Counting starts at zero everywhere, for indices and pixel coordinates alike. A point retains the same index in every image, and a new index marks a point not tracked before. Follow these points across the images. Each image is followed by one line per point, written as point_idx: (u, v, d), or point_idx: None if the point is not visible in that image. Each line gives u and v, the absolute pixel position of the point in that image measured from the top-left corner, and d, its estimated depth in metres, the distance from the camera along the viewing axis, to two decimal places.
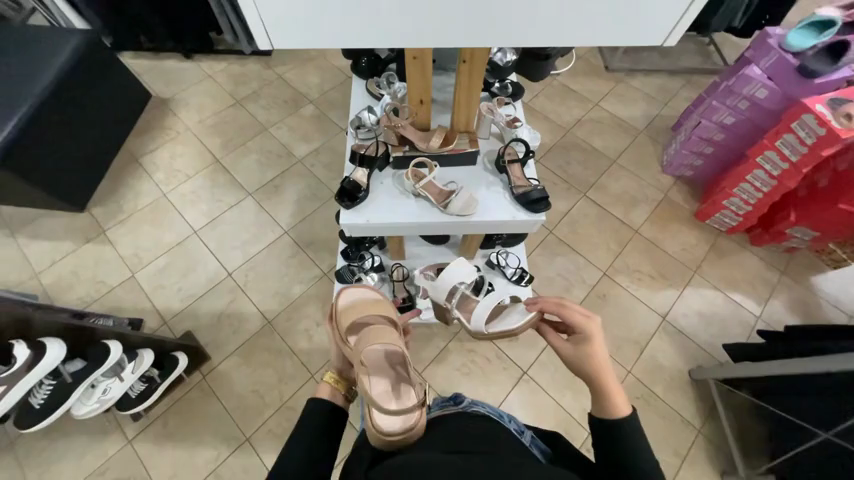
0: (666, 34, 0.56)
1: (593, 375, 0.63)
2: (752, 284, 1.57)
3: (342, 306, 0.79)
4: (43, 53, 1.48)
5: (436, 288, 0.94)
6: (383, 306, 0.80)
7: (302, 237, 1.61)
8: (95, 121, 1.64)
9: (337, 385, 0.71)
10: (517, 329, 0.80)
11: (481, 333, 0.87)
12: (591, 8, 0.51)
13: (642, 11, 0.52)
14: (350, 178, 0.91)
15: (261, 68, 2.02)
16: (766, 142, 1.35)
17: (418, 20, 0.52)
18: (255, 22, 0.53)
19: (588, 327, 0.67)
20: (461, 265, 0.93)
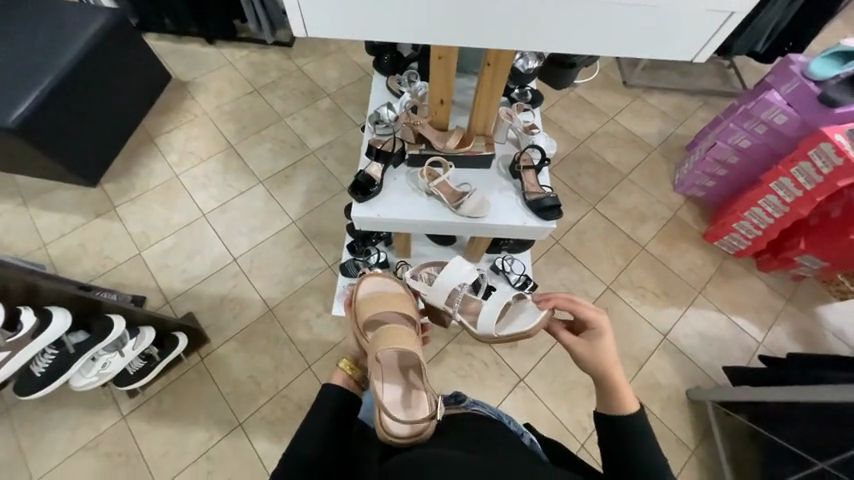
0: (696, 51, 0.56)
1: (602, 372, 0.63)
2: (756, 309, 1.56)
3: (363, 295, 0.81)
4: (71, 27, 1.50)
5: (435, 292, 0.92)
6: (402, 302, 0.81)
7: (309, 228, 1.61)
8: (116, 98, 1.66)
9: (351, 373, 0.72)
10: (529, 330, 0.82)
11: (490, 337, 0.88)
12: (628, 18, 0.51)
13: (678, 28, 0.52)
14: (364, 172, 0.92)
15: (282, 59, 2.03)
16: (781, 168, 1.35)
17: (455, 21, 0.52)
18: (291, 7, 0.52)
19: (599, 322, 0.68)
20: (461, 266, 0.92)
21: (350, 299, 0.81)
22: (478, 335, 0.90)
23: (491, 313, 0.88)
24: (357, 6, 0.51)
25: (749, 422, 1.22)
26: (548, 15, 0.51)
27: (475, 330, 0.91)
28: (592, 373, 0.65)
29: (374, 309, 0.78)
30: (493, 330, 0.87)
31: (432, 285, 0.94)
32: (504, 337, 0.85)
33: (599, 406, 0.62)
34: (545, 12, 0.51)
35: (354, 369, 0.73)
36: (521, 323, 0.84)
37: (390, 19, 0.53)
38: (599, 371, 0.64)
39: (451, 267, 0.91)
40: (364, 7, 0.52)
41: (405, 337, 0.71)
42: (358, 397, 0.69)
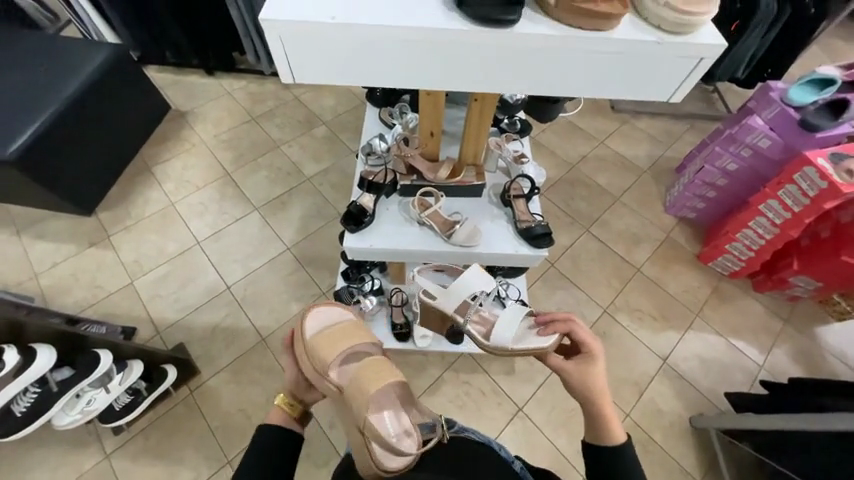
0: (672, 91, 0.57)
1: (590, 400, 0.62)
2: (755, 332, 1.54)
3: (315, 334, 0.77)
4: (74, 63, 1.55)
5: (445, 299, 0.86)
6: (362, 335, 0.77)
7: (303, 254, 1.61)
8: (114, 129, 1.68)
9: (295, 407, 0.72)
10: (549, 347, 0.69)
11: (504, 348, 0.77)
12: (604, 62, 0.52)
13: (653, 70, 0.54)
14: (357, 203, 0.92)
15: (279, 89, 2.09)
16: (769, 190, 1.36)
17: (438, 69, 0.54)
18: (279, 57, 0.54)
19: (592, 347, 0.67)
20: (476, 275, 0.84)
21: (299, 343, 0.76)
22: (488, 346, 0.80)
23: (511, 330, 0.78)
24: (338, 55, 0.52)
25: (754, 452, 1.18)
26: (526, 62, 0.53)
27: (486, 342, 0.81)
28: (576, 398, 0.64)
29: (332, 348, 0.73)
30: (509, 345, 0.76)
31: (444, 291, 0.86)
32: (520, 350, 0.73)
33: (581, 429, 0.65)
34: (524, 62, 0.52)
35: (293, 405, 0.73)
36: (536, 340, 0.71)
37: (374, 68, 0.54)
38: (587, 399, 0.62)
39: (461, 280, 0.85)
40: (348, 58, 0.53)
41: (380, 375, 0.71)
42: (299, 434, 0.70)
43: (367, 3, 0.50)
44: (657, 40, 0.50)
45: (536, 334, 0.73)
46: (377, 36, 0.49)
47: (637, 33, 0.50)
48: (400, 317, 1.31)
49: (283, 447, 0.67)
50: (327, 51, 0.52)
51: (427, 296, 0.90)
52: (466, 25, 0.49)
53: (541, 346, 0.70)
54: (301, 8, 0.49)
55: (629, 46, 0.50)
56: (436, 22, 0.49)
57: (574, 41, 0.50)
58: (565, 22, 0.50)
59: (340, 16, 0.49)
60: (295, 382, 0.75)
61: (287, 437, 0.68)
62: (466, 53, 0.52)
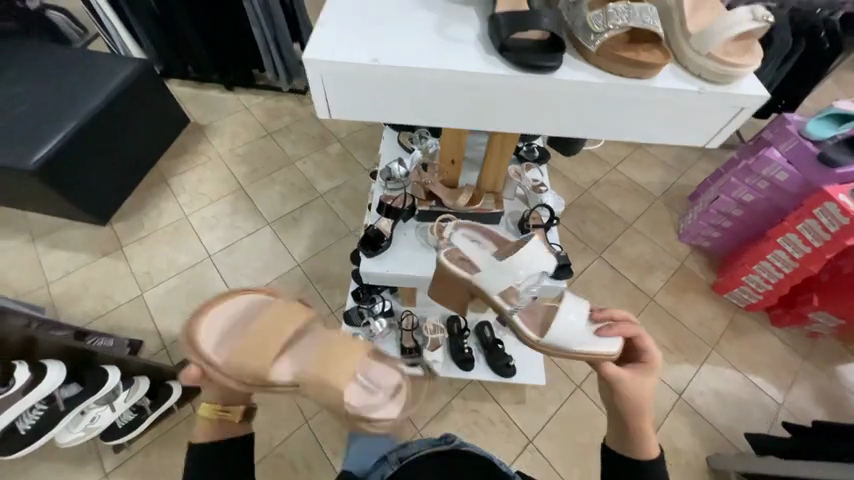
0: (712, 137, 0.56)
1: (639, 413, 0.61)
2: (773, 368, 1.50)
3: (220, 340, 0.64)
4: (101, 77, 1.59)
5: (491, 276, 0.75)
6: (287, 320, 0.65)
7: (313, 271, 1.61)
8: (135, 141, 1.72)
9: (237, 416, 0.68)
10: (615, 352, 0.64)
11: (563, 346, 0.69)
12: (643, 108, 0.52)
13: (693, 118, 0.53)
14: (374, 226, 0.93)
15: (296, 106, 2.12)
16: (787, 224, 1.34)
17: (473, 109, 0.54)
18: (317, 94, 0.54)
19: (653, 358, 0.65)
20: (538, 255, 0.72)
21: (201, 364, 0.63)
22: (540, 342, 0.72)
23: (574, 329, 0.68)
24: (375, 94, 0.53)
25: None
26: (563, 105, 0.52)
27: (538, 338, 0.73)
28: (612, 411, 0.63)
29: (253, 351, 0.62)
30: (567, 345, 0.68)
31: (493, 265, 0.76)
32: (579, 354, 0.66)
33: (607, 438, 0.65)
34: (561, 104, 0.52)
35: (220, 410, 0.67)
36: (601, 344, 0.65)
37: (409, 107, 0.54)
38: (637, 411, 0.61)
39: (520, 257, 0.72)
40: (383, 97, 0.53)
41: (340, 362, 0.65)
42: (243, 426, 0.70)
43: (407, 44, 0.50)
44: (700, 89, 0.50)
45: (597, 335, 0.66)
46: (417, 77, 0.49)
47: (679, 83, 0.50)
48: (410, 341, 1.28)
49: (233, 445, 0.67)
50: (365, 89, 0.52)
51: (465, 269, 0.80)
52: (505, 70, 0.49)
53: (608, 351, 0.64)
54: (343, 48, 0.49)
55: (672, 94, 0.50)
56: (476, 65, 0.49)
57: (617, 88, 0.49)
58: (606, 69, 0.50)
59: (381, 58, 0.49)
60: (216, 395, 0.66)
61: (231, 439, 0.68)
62: (505, 95, 0.51)
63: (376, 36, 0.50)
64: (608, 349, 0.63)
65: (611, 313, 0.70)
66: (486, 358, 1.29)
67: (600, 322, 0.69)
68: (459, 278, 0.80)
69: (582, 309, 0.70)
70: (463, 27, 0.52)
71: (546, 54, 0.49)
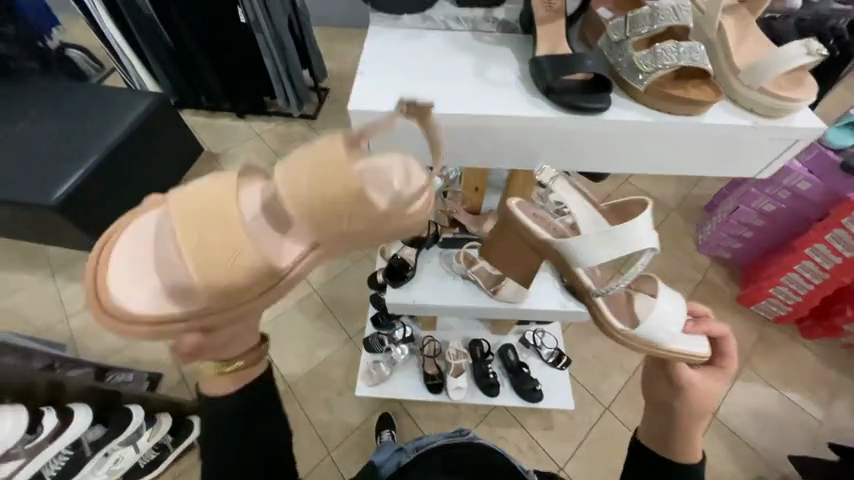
0: (764, 165, 0.68)
1: (703, 413, 0.62)
2: (808, 383, 1.45)
3: (148, 281, 0.48)
4: (118, 111, 1.61)
5: (591, 243, 0.68)
6: (203, 210, 0.46)
7: (330, 297, 1.59)
8: (151, 174, 1.74)
9: (242, 367, 0.52)
10: (705, 353, 0.66)
11: (650, 337, 0.69)
12: (704, 143, 0.65)
13: (746, 148, 0.66)
14: (398, 256, 0.94)
15: (306, 130, 2.13)
16: (814, 234, 1.31)
17: (558, 149, 0.67)
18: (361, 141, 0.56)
19: (728, 365, 0.67)
20: (646, 234, 0.66)
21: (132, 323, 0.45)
22: (624, 331, 0.74)
23: (670, 323, 0.70)
24: (474, 143, 0.66)
25: None
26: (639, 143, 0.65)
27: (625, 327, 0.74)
28: (666, 412, 0.64)
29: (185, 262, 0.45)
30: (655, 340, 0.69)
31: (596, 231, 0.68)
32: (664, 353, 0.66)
33: (644, 437, 0.66)
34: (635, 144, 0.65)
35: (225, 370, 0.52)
36: (693, 342, 0.67)
37: (500, 153, 0.68)
38: (702, 411, 0.62)
39: (632, 227, 0.65)
40: (478, 143, 0.66)
41: (337, 172, 0.45)
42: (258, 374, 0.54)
43: (497, 99, 0.63)
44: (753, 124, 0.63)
45: (685, 333, 0.70)
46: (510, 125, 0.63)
47: (732, 120, 0.63)
48: (432, 368, 1.26)
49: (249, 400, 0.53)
50: (464, 136, 0.66)
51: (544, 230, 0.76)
52: (585, 116, 0.62)
53: (700, 353, 0.66)
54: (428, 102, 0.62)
55: (728, 128, 0.63)
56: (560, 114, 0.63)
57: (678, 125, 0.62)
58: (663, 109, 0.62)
59: (475, 108, 0.62)
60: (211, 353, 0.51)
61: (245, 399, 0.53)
62: (558, 133, 0.65)
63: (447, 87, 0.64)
64: (701, 352, 0.65)
65: (694, 307, 0.75)
66: (511, 382, 1.26)
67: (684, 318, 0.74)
68: (540, 241, 0.74)
69: (677, 307, 0.73)
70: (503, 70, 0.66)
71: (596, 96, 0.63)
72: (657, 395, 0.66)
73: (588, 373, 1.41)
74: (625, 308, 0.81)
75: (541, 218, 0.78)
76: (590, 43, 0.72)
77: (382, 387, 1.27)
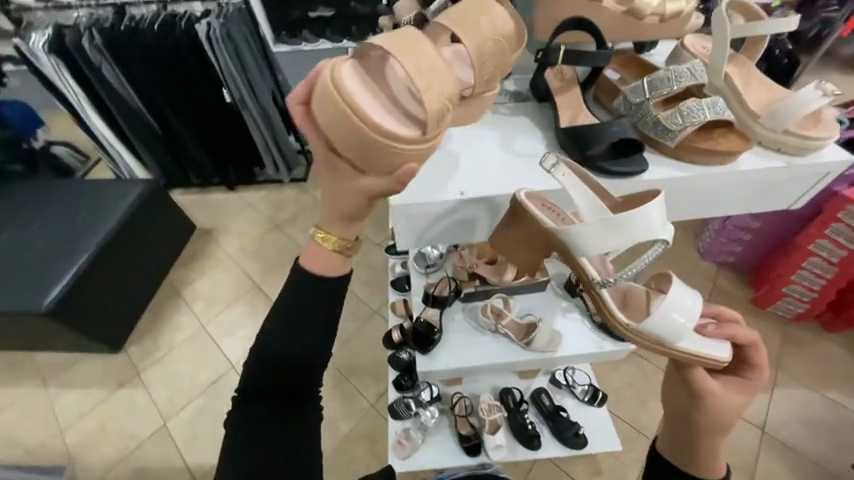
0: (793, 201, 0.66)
1: (726, 426, 0.54)
2: (845, 380, 1.41)
3: (370, 96, 0.47)
4: (108, 202, 1.58)
5: (594, 233, 0.55)
6: (410, 50, 0.45)
7: (343, 363, 1.52)
8: (146, 262, 1.70)
9: (347, 250, 0.51)
10: (727, 359, 0.56)
11: (662, 340, 0.60)
12: (739, 189, 0.61)
13: (778, 190, 0.63)
14: (422, 319, 0.92)
15: (298, 193, 2.13)
16: (814, 231, 1.32)
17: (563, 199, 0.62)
18: (400, 232, 0.60)
19: (759, 376, 0.57)
20: (657, 220, 0.53)
21: (378, 132, 0.44)
22: (630, 324, 0.65)
23: (681, 317, 0.59)
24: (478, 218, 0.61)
25: None
26: (682, 195, 0.60)
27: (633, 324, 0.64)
28: (684, 419, 0.56)
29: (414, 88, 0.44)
30: (664, 337, 0.60)
31: (598, 217, 0.55)
32: (671, 350, 0.59)
33: (662, 445, 0.59)
34: (680, 197, 0.61)
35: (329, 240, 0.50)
36: (708, 346, 0.57)
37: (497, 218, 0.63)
38: (722, 426, 0.54)
39: (640, 215, 0.52)
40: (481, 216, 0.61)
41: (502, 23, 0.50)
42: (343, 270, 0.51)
43: (495, 170, 0.60)
44: (786, 164, 0.60)
45: (701, 335, 0.59)
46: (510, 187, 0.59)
47: (765, 163, 0.60)
48: (466, 427, 1.18)
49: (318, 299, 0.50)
50: (465, 215, 0.60)
51: (550, 219, 0.60)
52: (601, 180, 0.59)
53: (718, 357, 0.56)
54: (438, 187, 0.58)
55: (762, 170, 0.60)
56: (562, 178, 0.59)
57: (713, 175, 0.59)
58: (686, 160, 0.60)
59: (468, 192, 0.58)
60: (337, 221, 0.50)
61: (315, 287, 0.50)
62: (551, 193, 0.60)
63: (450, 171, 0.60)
64: (724, 358, 0.56)
65: (718, 309, 0.63)
66: (550, 429, 1.19)
67: (704, 320, 0.63)
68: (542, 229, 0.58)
69: (695, 304, 0.60)
70: (530, 142, 0.63)
71: (630, 160, 0.59)
72: (674, 402, 0.58)
73: (625, 405, 1.34)
74: (639, 303, 0.70)
75: (550, 208, 0.61)
76: (604, 105, 0.68)
77: (414, 458, 1.17)
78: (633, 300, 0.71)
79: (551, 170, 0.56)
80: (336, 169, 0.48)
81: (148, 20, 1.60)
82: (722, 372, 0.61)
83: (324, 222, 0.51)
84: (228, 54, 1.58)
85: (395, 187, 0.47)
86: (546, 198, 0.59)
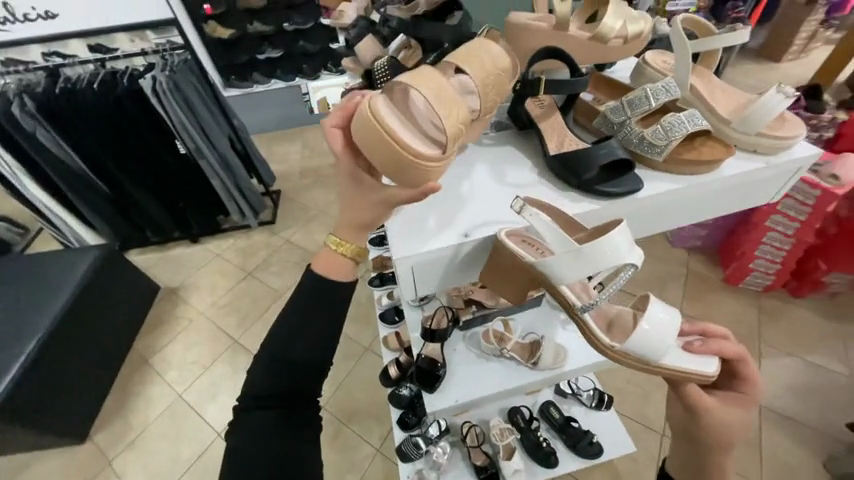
0: (772, 196, 0.64)
1: (727, 446, 0.49)
2: (819, 341, 1.50)
3: (405, 119, 0.45)
4: (56, 276, 1.43)
5: (562, 264, 0.48)
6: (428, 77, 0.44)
7: (340, 410, 1.43)
8: (107, 335, 1.55)
9: (358, 255, 0.48)
10: (713, 374, 0.49)
11: (647, 360, 0.50)
12: (722, 194, 0.58)
13: (758, 189, 0.60)
14: (423, 355, 0.88)
15: (268, 237, 2.04)
16: (768, 208, 1.43)
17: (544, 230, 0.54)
18: (406, 285, 0.52)
19: (751, 387, 0.52)
20: (622, 245, 0.46)
21: (414, 155, 0.42)
22: (613, 346, 0.52)
23: (664, 336, 0.49)
24: (465, 262, 0.53)
25: None
26: (668, 207, 0.56)
27: (618, 346, 0.52)
28: (689, 440, 0.51)
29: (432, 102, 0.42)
30: (647, 357, 0.50)
31: (565, 247, 0.48)
32: (656, 370, 0.50)
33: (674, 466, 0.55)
34: (666, 212, 0.57)
35: (343, 247, 0.48)
36: (694, 362, 0.50)
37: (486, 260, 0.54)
38: (722, 445, 0.49)
39: (606, 240, 0.45)
40: (470, 259, 0.53)
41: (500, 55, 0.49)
42: (349, 280, 0.49)
43: (485, 204, 0.53)
44: (765, 163, 0.58)
45: (688, 352, 0.51)
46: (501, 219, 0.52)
47: (745, 165, 0.57)
48: (480, 457, 1.14)
49: (326, 299, 0.48)
50: (458, 261, 0.52)
51: (529, 253, 0.52)
52: (599, 202, 0.53)
53: (705, 373, 0.49)
54: (420, 234, 0.50)
55: (743, 173, 0.57)
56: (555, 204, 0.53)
57: (699, 185, 0.55)
58: (672, 172, 0.56)
59: (472, 232, 0.50)
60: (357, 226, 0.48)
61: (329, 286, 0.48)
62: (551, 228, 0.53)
63: (431, 213, 0.52)
64: (707, 373, 0.49)
65: (704, 325, 0.54)
66: (564, 443, 1.17)
67: (688, 336, 0.54)
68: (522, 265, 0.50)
69: (673, 319, 0.50)
70: (521, 174, 0.57)
71: (622, 179, 0.54)
72: (679, 424, 0.52)
73: (628, 402, 1.35)
74: (623, 326, 0.55)
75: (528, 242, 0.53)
76: (586, 127, 0.65)
77: None
78: (611, 323, 0.57)
79: (520, 211, 0.48)
80: (362, 183, 0.46)
81: (85, 79, 1.51)
82: (715, 387, 0.55)
83: (340, 229, 0.48)
84: (178, 105, 1.51)
85: (419, 198, 0.44)
86: (526, 234, 0.52)
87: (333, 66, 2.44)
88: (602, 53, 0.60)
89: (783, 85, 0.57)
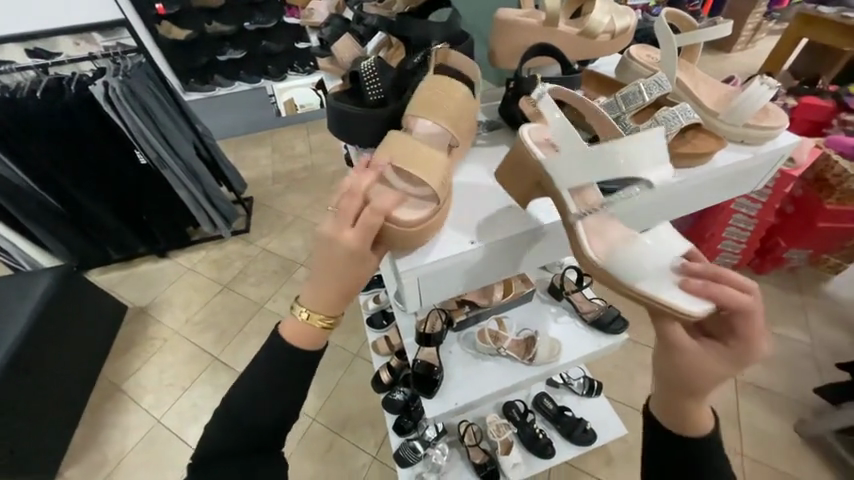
0: (751, 187, 0.68)
1: (693, 391, 0.40)
2: (783, 312, 1.61)
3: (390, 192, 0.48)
4: (9, 305, 1.31)
5: (565, 160, 0.47)
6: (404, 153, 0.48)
7: (333, 420, 1.39)
8: (71, 364, 1.43)
9: (328, 326, 0.47)
10: (695, 312, 0.39)
11: (624, 279, 0.44)
12: (711, 185, 0.60)
13: (743, 180, 0.63)
14: (419, 360, 0.83)
15: (242, 246, 1.96)
16: None
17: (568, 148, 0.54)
18: (411, 297, 0.50)
19: (753, 335, 0.38)
20: (644, 155, 0.45)
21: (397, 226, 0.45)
22: (591, 260, 0.46)
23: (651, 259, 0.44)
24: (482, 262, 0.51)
25: None
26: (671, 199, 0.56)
27: (596, 259, 0.46)
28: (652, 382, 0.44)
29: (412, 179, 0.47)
30: (624, 276, 0.44)
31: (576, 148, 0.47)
32: (635, 297, 0.43)
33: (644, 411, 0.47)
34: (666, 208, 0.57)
35: (314, 317, 0.47)
36: (677, 295, 0.41)
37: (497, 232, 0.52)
38: (679, 390, 0.40)
39: (620, 144, 0.44)
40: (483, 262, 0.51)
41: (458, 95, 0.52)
42: (316, 349, 0.48)
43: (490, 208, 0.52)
44: (752, 153, 0.60)
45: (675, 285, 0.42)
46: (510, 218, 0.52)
47: (734, 155, 0.60)
48: (479, 455, 1.14)
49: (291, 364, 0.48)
50: (465, 270, 0.50)
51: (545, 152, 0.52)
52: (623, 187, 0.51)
53: (682, 309, 0.40)
54: (424, 247, 0.48)
55: (733, 162, 0.59)
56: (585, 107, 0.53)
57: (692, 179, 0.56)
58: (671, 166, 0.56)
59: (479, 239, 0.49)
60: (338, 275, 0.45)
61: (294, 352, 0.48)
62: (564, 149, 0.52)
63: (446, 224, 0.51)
64: (688, 308, 0.39)
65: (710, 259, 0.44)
66: (560, 432, 1.18)
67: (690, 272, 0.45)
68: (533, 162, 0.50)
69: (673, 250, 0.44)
70: None
71: None
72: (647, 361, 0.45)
73: (616, 386, 1.39)
74: None
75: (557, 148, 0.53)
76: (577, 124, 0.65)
77: None
78: None
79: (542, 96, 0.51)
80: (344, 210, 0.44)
81: (25, 86, 1.35)
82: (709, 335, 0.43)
83: (311, 301, 0.46)
84: (134, 112, 1.41)
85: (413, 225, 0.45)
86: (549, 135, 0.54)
87: (300, 66, 2.37)
88: (592, 48, 0.60)
89: (765, 77, 0.59)
